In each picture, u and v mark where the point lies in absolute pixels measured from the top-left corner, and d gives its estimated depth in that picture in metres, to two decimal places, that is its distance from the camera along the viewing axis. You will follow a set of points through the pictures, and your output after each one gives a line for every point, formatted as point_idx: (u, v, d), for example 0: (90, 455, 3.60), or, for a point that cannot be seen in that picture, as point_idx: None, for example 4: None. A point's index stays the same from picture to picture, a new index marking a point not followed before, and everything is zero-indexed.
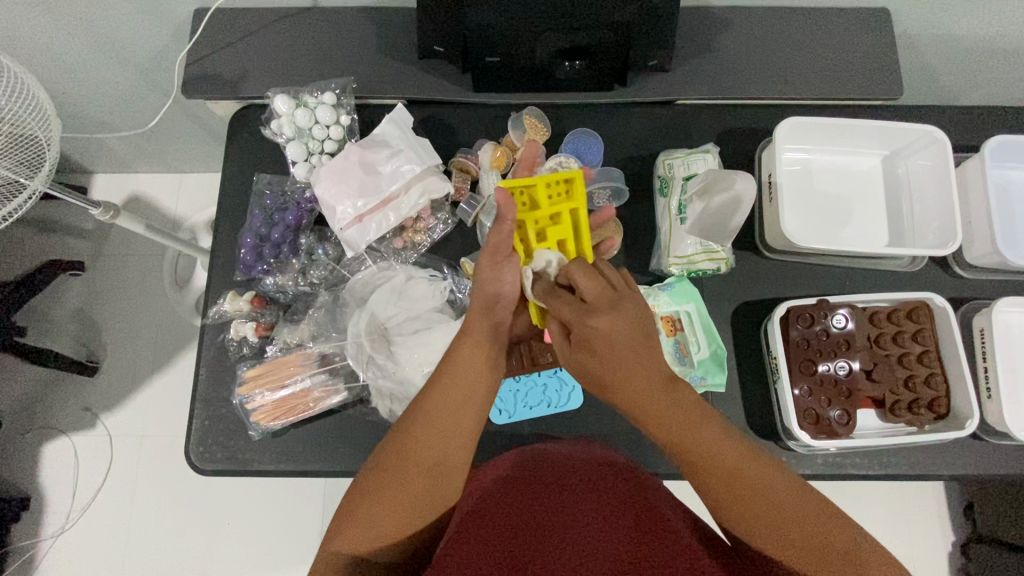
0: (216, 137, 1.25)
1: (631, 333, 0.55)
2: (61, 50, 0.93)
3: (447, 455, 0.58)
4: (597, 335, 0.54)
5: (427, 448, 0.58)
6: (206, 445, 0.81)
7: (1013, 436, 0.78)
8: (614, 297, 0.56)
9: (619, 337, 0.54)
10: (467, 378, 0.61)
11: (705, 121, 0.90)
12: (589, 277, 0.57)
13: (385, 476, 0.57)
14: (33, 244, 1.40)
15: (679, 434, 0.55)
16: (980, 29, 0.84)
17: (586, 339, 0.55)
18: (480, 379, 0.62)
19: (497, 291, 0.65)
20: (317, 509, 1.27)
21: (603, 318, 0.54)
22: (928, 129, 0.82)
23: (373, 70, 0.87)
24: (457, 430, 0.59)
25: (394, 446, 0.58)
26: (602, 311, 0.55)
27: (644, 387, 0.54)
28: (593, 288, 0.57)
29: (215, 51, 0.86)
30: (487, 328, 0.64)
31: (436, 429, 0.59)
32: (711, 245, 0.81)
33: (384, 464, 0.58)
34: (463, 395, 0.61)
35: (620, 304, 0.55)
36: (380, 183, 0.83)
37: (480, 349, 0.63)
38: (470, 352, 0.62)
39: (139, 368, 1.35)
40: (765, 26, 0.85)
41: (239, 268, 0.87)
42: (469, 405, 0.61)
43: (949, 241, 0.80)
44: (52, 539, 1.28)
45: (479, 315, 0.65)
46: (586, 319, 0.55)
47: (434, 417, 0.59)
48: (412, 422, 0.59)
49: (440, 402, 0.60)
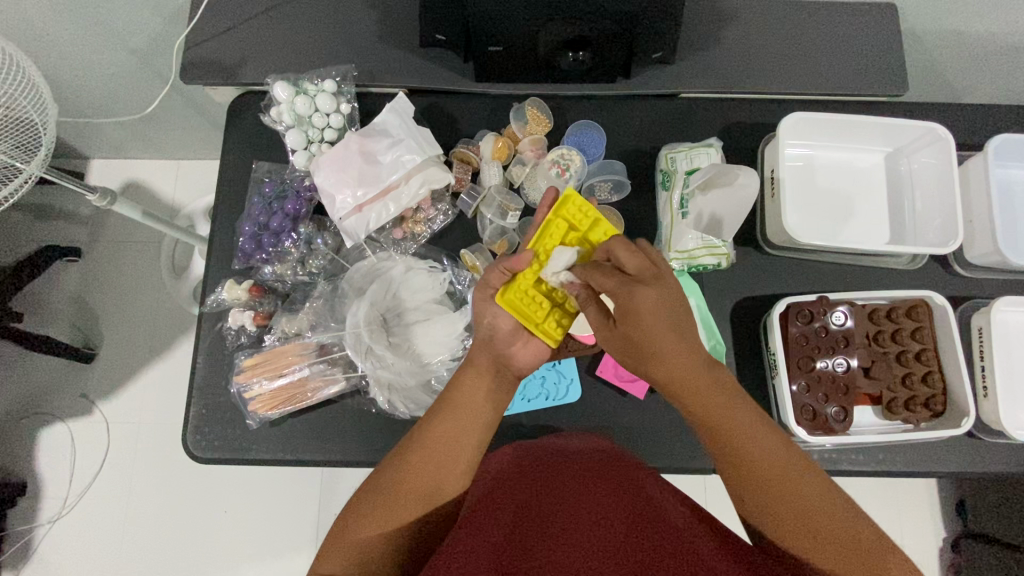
0: (214, 123, 1.24)
1: (667, 308, 0.58)
2: (58, 33, 0.91)
3: (441, 477, 0.60)
4: (645, 310, 0.57)
5: (424, 468, 0.60)
6: (203, 433, 0.81)
7: (1007, 434, 0.78)
8: (656, 273, 0.60)
9: (659, 311, 0.58)
10: (467, 405, 0.65)
11: (709, 114, 0.89)
12: (631, 254, 0.59)
13: (383, 494, 0.59)
14: (29, 229, 1.39)
15: (714, 411, 0.57)
16: (986, 26, 0.83)
17: (633, 314, 0.58)
18: (479, 410, 0.65)
19: (492, 324, 0.68)
20: (314, 497, 1.27)
21: (649, 293, 0.58)
22: (932, 127, 0.81)
23: (373, 58, 0.86)
24: (450, 456, 0.61)
25: (394, 465, 0.61)
26: (644, 286, 0.58)
27: (678, 365, 0.58)
28: (635, 264, 0.59)
29: (215, 36, 0.85)
30: (488, 361, 0.67)
31: (433, 455, 0.61)
32: (712, 239, 0.81)
33: (382, 483, 0.59)
34: (462, 426, 0.63)
35: (661, 280, 0.59)
36: (380, 172, 0.82)
37: (480, 380, 0.66)
38: (470, 381, 0.66)
39: (136, 355, 1.35)
40: (769, 20, 0.85)
41: (237, 256, 0.86)
42: (468, 435, 0.63)
43: (950, 240, 0.80)
44: (50, 524, 1.28)
45: (482, 348, 0.68)
46: (625, 288, 0.58)
47: (431, 441, 0.61)
48: (411, 445, 0.62)
49: (439, 432, 0.62)
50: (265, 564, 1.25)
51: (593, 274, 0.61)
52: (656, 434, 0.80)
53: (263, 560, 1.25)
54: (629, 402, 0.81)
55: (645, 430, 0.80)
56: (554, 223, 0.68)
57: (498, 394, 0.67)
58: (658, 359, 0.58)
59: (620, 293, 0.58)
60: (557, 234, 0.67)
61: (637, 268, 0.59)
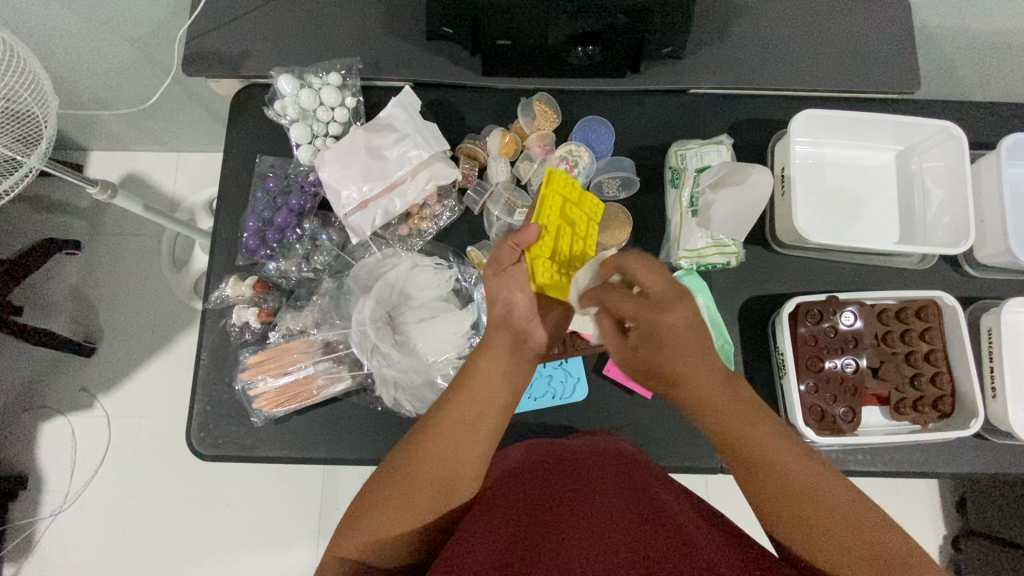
0: (215, 114, 1.23)
1: (691, 327, 0.57)
2: (58, 24, 0.90)
3: (461, 468, 0.59)
4: (670, 329, 0.56)
5: (442, 456, 0.58)
6: (207, 431, 0.80)
7: (1015, 435, 0.78)
8: (674, 290, 0.57)
9: (685, 332, 0.57)
10: (487, 394, 0.62)
11: (719, 110, 0.88)
12: (649, 269, 0.58)
13: (399, 483, 0.57)
14: (29, 221, 1.38)
15: (741, 436, 0.56)
16: (999, 23, 0.82)
17: (657, 335, 0.57)
18: (496, 398, 0.63)
19: (509, 301, 0.65)
20: (316, 492, 1.27)
21: (673, 313, 0.56)
22: (946, 125, 0.80)
23: (379, 51, 0.85)
24: (470, 444, 0.60)
25: (412, 450, 0.59)
26: (669, 307, 0.56)
27: (699, 381, 0.57)
28: (655, 282, 0.57)
29: (219, 27, 0.84)
30: (506, 341, 0.65)
31: (449, 441, 0.59)
32: (722, 239, 0.80)
33: (399, 468, 0.58)
34: (479, 413, 0.61)
35: (685, 298, 0.57)
36: (386, 168, 0.81)
37: (498, 364, 0.64)
38: (490, 365, 0.64)
39: (137, 349, 1.34)
40: (779, 16, 0.84)
41: (241, 252, 0.85)
42: (483, 420, 0.61)
43: (962, 240, 0.79)
44: (51, 518, 1.28)
45: (499, 328, 0.66)
46: (647, 310, 0.57)
47: (451, 427, 0.60)
48: (428, 429, 0.60)
49: (452, 417, 0.61)
50: (266, 558, 1.25)
51: (617, 297, 0.58)
52: (663, 434, 0.80)
53: (265, 556, 1.25)
54: (636, 402, 0.80)
55: (653, 429, 0.80)
56: (552, 195, 0.70)
57: (516, 376, 0.65)
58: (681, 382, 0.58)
59: (644, 312, 0.57)
60: (556, 205, 0.70)
61: (658, 289, 0.57)
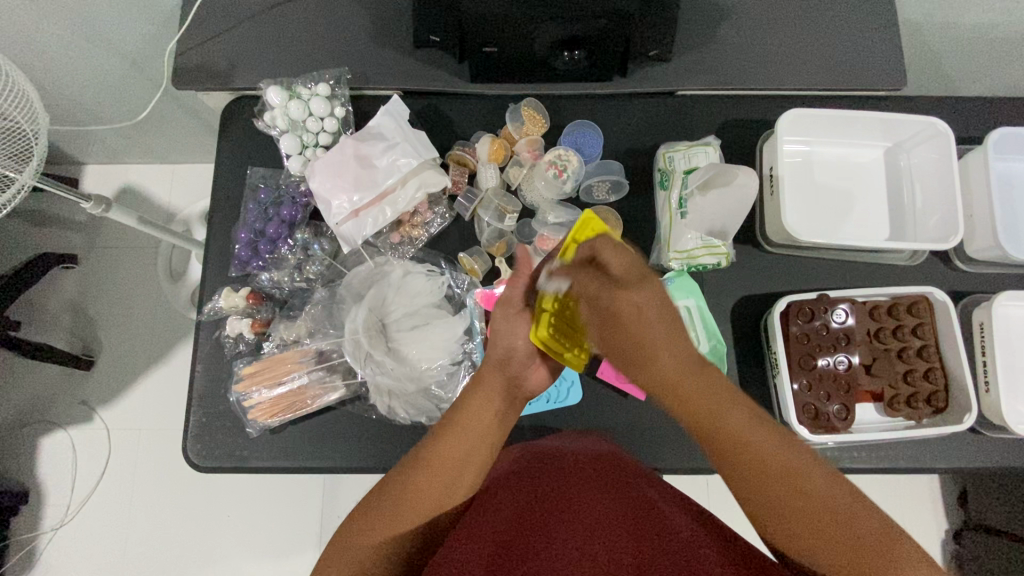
0: (207, 126, 1.23)
1: (660, 308, 0.57)
2: (46, 40, 0.90)
3: (448, 499, 0.59)
4: (632, 309, 0.56)
5: (431, 488, 0.59)
6: (203, 442, 0.81)
7: (1010, 429, 0.78)
8: (642, 275, 0.57)
9: (647, 311, 0.56)
10: (481, 428, 0.64)
11: (707, 111, 0.88)
12: (620, 253, 0.56)
13: (386, 511, 0.57)
14: (25, 237, 1.38)
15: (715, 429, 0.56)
16: (983, 17, 0.83)
17: (617, 315, 0.56)
18: (488, 431, 0.64)
19: (510, 345, 0.66)
20: (317, 500, 1.27)
21: (631, 294, 0.56)
22: (931, 121, 0.81)
23: (366, 60, 0.85)
24: (459, 478, 0.60)
25: (402, 478, 0.60)
26: (631, 288, 0.56)
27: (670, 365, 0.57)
28: (621, 263, 0.56)
29: (207, 40, 0.85)
30: (499, 381, 0.66)
31: (439, 471, 0.60)
32: (712, 240, 0.79)
33: (386, 498, 0.59)
34: (471, 446, 0.62)
35: (648, 279, 0.57)
36: (376, 176, 0.82)
37: (491, 401, 0.65)
38: (482, 401, 0.65)
39: (135, 361, 1.34)
40: (764, 15, 0.85)
41: (234, 264, 0.86)
42: (476, 458, 0.62)
43: (950, 235, 0.79)
44: (53, 531, 1.28)
45: (495, 368, 0.66)
46: (609, 295, 0.56)
47: (442, 459, 0.61)
48: (420, 461, 0.61)
49: (445, 451, 0.61)
50: (268, 567, 1.25)
51: (583, 276, 0.58)
52: (658, 435, 0.80)
53: (267, 565, 1.25)
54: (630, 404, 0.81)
55: (647, 431, 0.80)
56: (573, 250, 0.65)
57: (506, 415, 0.67)
58: (649, 363, 0.57)
59: (604, 295, 0.56)
60: None
61: (625, 271, 0.56)
